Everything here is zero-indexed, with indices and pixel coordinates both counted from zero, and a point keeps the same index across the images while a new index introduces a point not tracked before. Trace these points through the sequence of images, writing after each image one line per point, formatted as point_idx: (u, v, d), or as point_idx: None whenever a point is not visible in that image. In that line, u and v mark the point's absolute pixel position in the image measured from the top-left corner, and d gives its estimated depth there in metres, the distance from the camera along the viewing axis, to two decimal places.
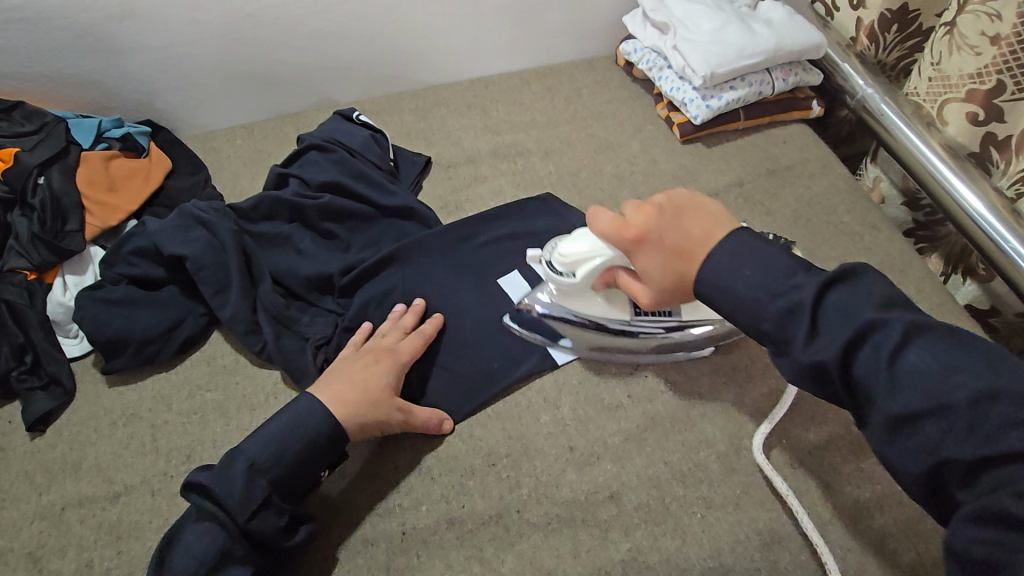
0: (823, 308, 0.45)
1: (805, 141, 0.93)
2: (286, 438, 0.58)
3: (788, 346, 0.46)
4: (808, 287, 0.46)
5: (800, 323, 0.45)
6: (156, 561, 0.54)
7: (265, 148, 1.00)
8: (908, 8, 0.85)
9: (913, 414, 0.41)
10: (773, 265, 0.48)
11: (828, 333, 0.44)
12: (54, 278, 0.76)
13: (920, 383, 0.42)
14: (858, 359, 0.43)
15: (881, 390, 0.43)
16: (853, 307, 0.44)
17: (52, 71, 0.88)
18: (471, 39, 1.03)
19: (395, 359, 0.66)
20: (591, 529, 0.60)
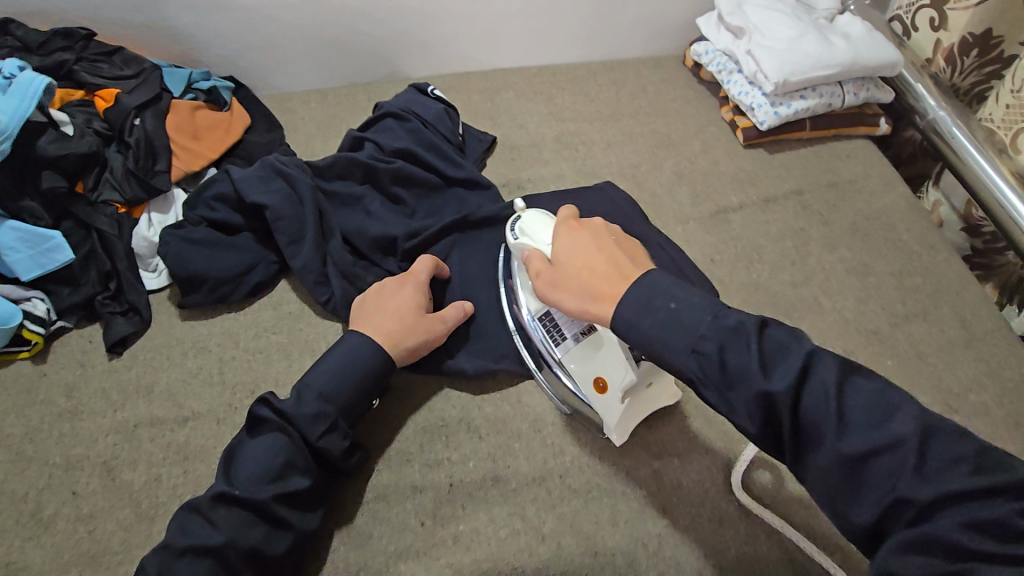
0: (847, 402, 0.40)
1: (869, 157, 0.93)
2: (350, 367, 0.62)
3: (740, 381, 0.42)
4: (751, 320, 0.43)
5: (823, 417, 0.40)
6: (220, 471, 0.57)
7: (338, 114, 1.04)
8: (991, 33, 0.85)
9: (866, 452, 0.39)
10: (782, 343, 0.43)
11: (779, 369, 0.42)
12: (141, 213, 0.81)
13: (934, 472, 0.38)
14: (809, 397, 0.41)
15: (894, 476, 0.38)
16: (788, 346, 0.43)
17: (152, 21, 0.93)
18: (545, 26, 1.06)
19: (415, 280, 0.70)
20: (630, 501, 0.63)
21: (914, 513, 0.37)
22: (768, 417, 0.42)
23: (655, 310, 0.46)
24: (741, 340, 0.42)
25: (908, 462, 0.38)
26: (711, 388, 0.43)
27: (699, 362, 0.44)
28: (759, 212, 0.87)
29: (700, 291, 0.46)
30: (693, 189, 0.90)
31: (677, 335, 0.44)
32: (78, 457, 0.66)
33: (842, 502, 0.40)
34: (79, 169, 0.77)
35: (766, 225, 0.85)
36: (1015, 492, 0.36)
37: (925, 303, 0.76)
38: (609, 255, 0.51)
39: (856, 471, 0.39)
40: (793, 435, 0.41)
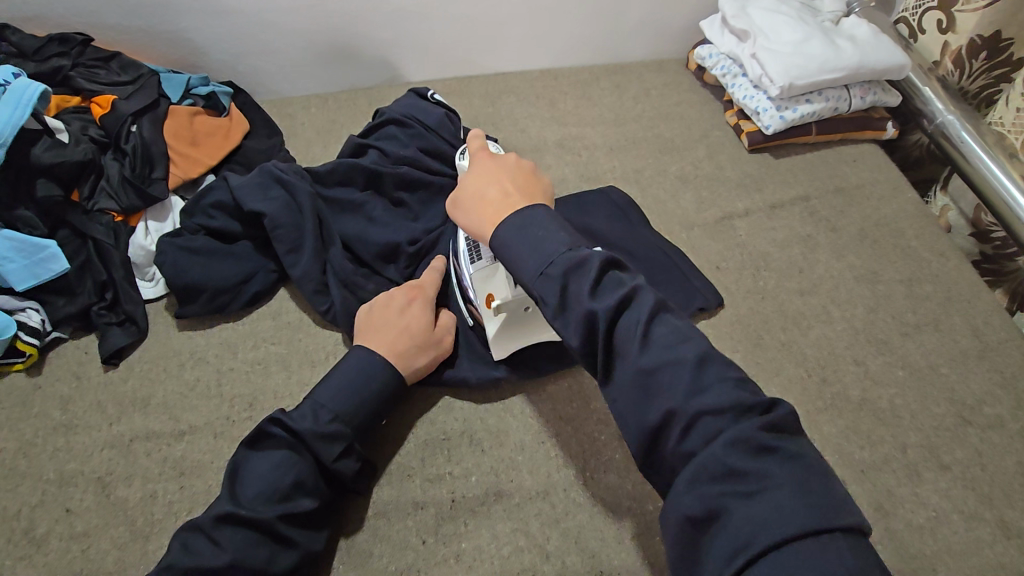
0: (654, 328, 0.42)
1: (876, 161, 0.92)
2: (360, 386, 0.61)
3: (572, 302, 0.44)
4: (594, 252, 0.45)
5: (631, 335, 0.42)
6: (225, 489, 0.55)
7: (337, 119, 1.02)
8: (1000, 35, 0.85)
9: (653, 368, 0.41)
10: (617, 278, 0.45)
11: (606, 294, 0.44)
12: (137, 222, 0.80)
13: (711, 390, 0.40)
14: (622, 320, 0.43)
15: (676, 391, 0.40)
16: (621, 279, 0.45)
17: (149, 26, 0.92)
18: (547, 30, 1.05)
19: (425, 296, 0.70)
20: (636, 516, 0.61)
21: (681, 425, 0.40)
22: (588, 335, 0.43)
23: (525, 235, 0.48)
24: (582, 268, 0.45)
25: (688, 380, 0.40)
26: (549, 307, 0.45)
27: (542, 282, 0.45)
28: (765, 218, 0.85)
29: (560, 224, 0.48)
30: (698, 195, 0.89)
31: (535, 258, 0.47)
32: (73, 473, 0.65)
33: (630, 415, 0.42)
34: (74, 177, 0.76)
35: (773, 232, 0.83)
36: (758, 411, 0.39)
37: (935, 311, 0.74)
38: (506, 185, 0.55)
39: (648, 385, 0.41)
40: (605, 352, 0.43)
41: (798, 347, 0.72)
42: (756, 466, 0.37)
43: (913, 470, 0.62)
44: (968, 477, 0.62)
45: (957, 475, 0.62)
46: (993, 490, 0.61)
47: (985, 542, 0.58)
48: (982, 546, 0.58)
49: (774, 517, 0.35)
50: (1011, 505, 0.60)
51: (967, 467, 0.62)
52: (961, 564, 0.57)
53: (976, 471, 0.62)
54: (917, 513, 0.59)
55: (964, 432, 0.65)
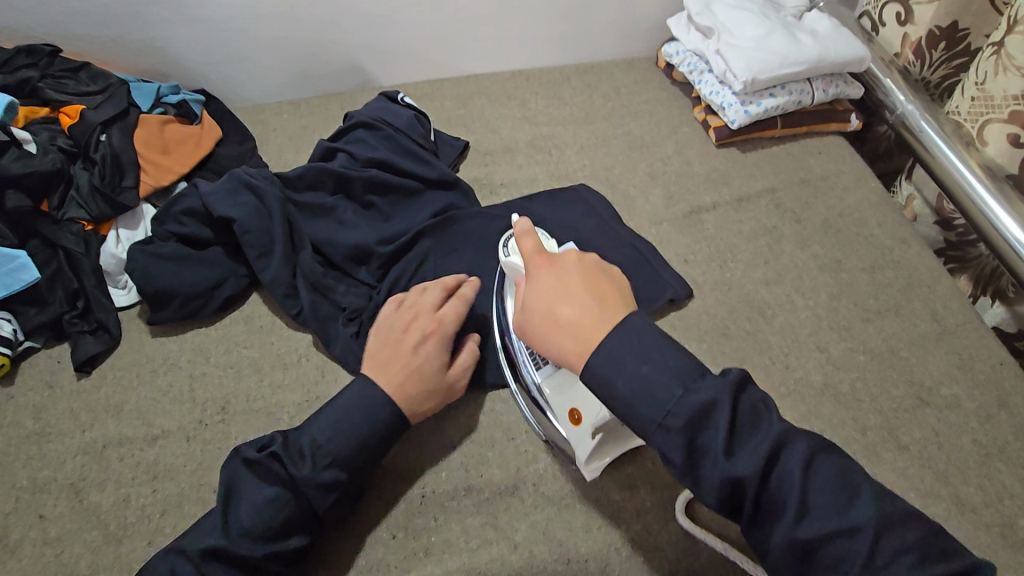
0: (811, 485, 0.43)
1: (840, 153, 0.94)
2: (362, 427, 0.59)
3: (703, 459, 0.44)
4: (719, 391, 0.44)
5: (784, 500, 0.43)
6: (220, 513, 0.56)
7: (310, 124, 1.03)
8: (958, 26, 0.85)
9: (821, 535, 0.42)
10: (752, 414, 0.45)
11: (745, 449, 0.43)
12: (108, 230, 0.80)
13: (884, 562, 0.41)
14: (774, 473, 0.43)
15: (848, 561, 0.41)
16: (758, 421, 0.45)
17: (118, 36, 0.92)
18: (517, 32, 1.06)
19: (441, 333, 0.65)
20: (603, 505, 0.62)
21: None
22: (800, 559, 0.43)
23: (633, 379, 0.46)
24: (711, 417, 0.43)
25: (858, 553, 0.41)
26: (679, 467, 0.44)
27: (666, 436, 0.44)
28: (732, 211, 0.86)
29: (674, 352, 0.46)
30: (666, 191, 0.90)
31: (651, 408, 0.45)
32: (45, 480, 0.65)
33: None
34: (43, 188, 0.77)
35: (739, 224, 0.85)
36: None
37: (897, 298, 0.76)
38: (584, 300, 0.50)
39: (808, 554, 0.42)
40: (752, 509, 0.44)
41: (763, 337, 0.73)
42: None
43: (873, 451, 0.64)
44: (926, 458, 0.63)
45: (915, 456, 0.63)
46: (949, 470, 0.62)
47: (942, 519, 0.59)
48: (938, 524, 0.59)
49: None
50: (966, 483, 0.62)
51: (926, 448, 0.64)
52: None
53: (934, 452, 0.64)
54: None
55: (921, 413, 0.66)
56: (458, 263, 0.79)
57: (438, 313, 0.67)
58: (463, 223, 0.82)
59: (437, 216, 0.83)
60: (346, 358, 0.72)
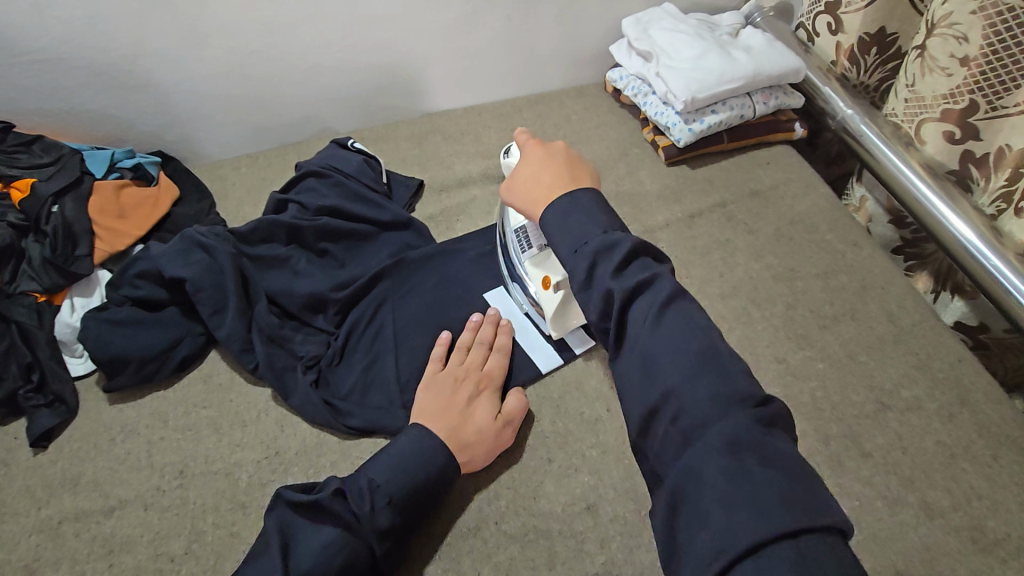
0: (670, 315, 0.45)
1: (788, 161, 0.95)
2: (410, 464, 0.58)
3: (597, 280, 0.47)
4: (628, 236, 0.48)
5: (640, 321, 0.45)
6: (274, 559, 0.53)
7: (268, 175, 1.04)
8: (885, 31, 0.88)
9: (662, 350, 0.44)
10: (646, 263, 0.48)
11: (629, 275, 0.47)
12: (62, 299, 0.80)
13: (702, 378, 0.42)
14: (638, 302, 0.46)
15: (672, 373, 0.43)
16: (650, 265, 0.48)
17: (70, 108, 0.94)
18: (465, 69, 1.08)
19: (493, 383, 0.68)
20: (567, 540, 0.60)
21: (674, 410, 0.42)
22: (641, 374, 0.44)
23: (564, 220, 0.51)
24: (612, 249, 0.48)
25: (683, 372, 0.42)
26: (576, 283, 0.48)
27: (576, 259, 0.48)
28: (685, 227, 0.87)
29: (603, 210, 0.51)
30: (620, 213, 0.91)
31: (569, 240, 0.50)
32: None
33: (628, 394, 0.45)
34: None
35: (693, 240, 0.85)
36: (755, 404, 0.41)
37: (852, 301, 0.76)
38: (557, 171, 0.56)
39: (649, 368, 0.44)
40: (618, 331, 0.47)
41: None
42: (746, 463, 0.37)
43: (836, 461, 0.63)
44: (891, 465, 0.62)
45: (879, 462, 0.62)
46: (914, 474, 0.62)
47: (909, 526, 0.58)
48: (906, 532, 0.58)
49: (758, 513, 0.35)
50: (931, 486, 0.61)
51: (889, 454, 0.63)
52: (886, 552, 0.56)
53: (897, 456, 0.63)
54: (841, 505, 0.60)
55: (881, 416, 0.66)
56: (414, 304, 0.79)
57: (486, 366, 0.69)
58: (418, 261, 0.83)
59: (391, 257, 0.84)
60: (305, 409, 0.71)
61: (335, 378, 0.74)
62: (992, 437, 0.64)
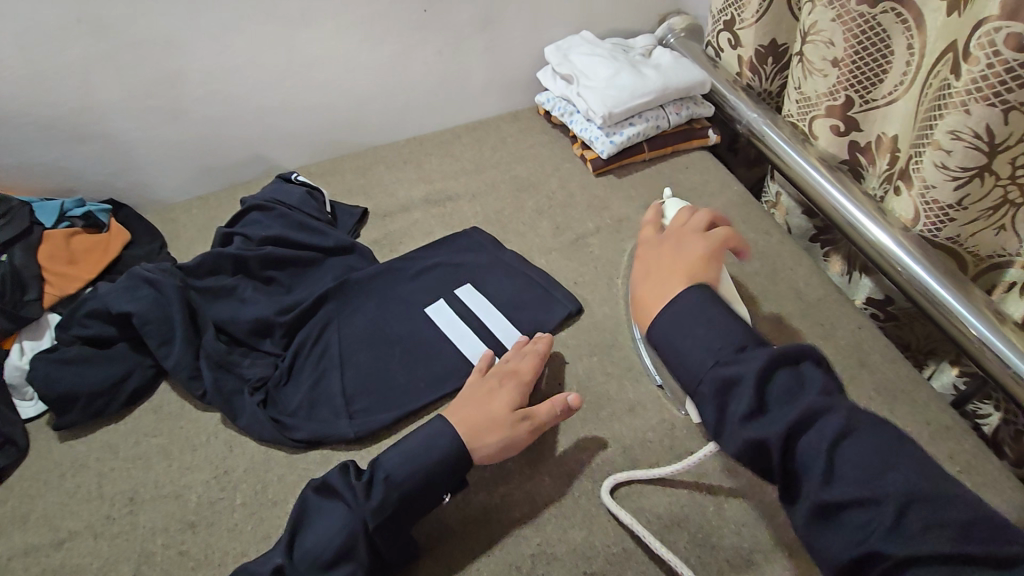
0: (843, 453, 0.47)
1: (706, 164, 1.02)
2: (419, 455, 0.60)
3: (726, 422, 0.51)
4: (750, 365, 0.51)
5: (813, 462, 0.47)
6: (287, 535, 0.59)
7: (219, 214, 1.08)
8: (777, 43, 0.98)
9: (844, 501, 0.46)
10: (785, 390, 0.51)
11: (771, 415, 0.49)
12: (12, 344, 0.82)
13: (910, 534, 0.43)
14: (802, 441, 0.48)
15: (870, 528, 0.45)
16: (793, 394, 0.50)
17: (19, 163, 0.97)
18: (404, 103, 1.15)
19: (520, 380, 0.68)
20: (504, 527, 0.63)
21: (883, 564, 0.44)
22: (829, 523, 0.47)
23: (680, 340, 0.56)
24: (734, 388, 0.51)
25: (881, 518, 0.44)
26: (710, 424, 0.52)
27: (699, 398, 0.53)
28: (614, 231, 0.93)
29: (721, 326, 0.55)
30: (553, 223, 0.96)
31: (688, 373, 0.55)
32: None
33: (824, 545, 0.47)
34: None
35: (621, 243, 0.91)
36: (978, 559, 0.42)
37: (762, 284, 0.80)
38: (681, 266, 0.64)
39: (832, 517, 0.46)
40: (786, 471, 0.49)
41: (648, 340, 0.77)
42: None
43: None
44: None
45: None
46: None
47: None
48: None
49: None
50: None
51: None
52: None
53: None
54: None
55: None
56: (360, 321, 0.83)
57: (517, 365, 0.70)
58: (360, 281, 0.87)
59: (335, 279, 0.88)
60: (253, 427, 0.74)
61: (282, 397, 0.77)
62: (891, 395, 0.68)
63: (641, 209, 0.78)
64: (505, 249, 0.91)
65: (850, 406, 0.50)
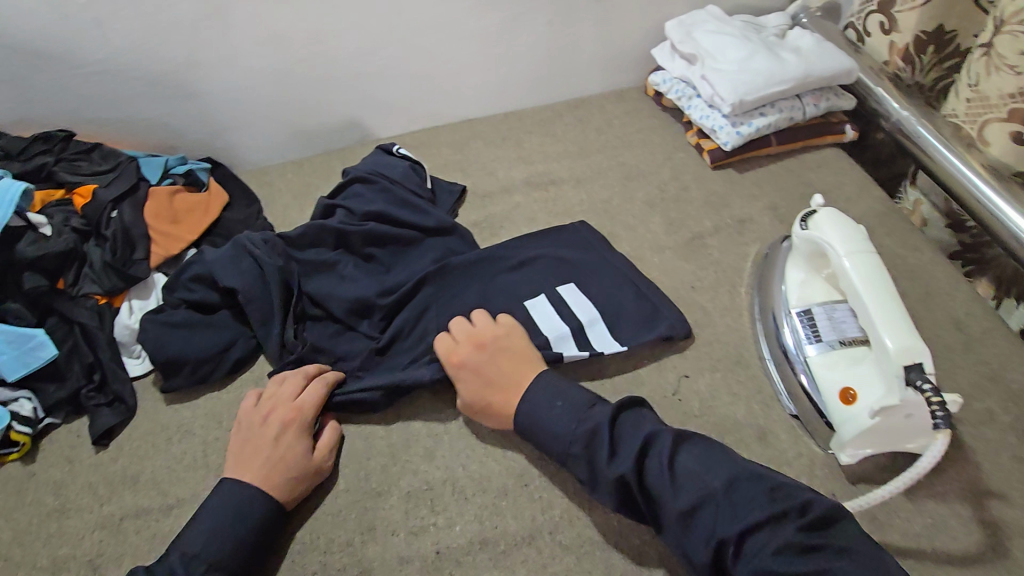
0: (678, 467, 0.53)
1: (839, 165, 0.93)
2: (222, 527, 0.57)
3: (597, 466, 0.56)
4: (599, 414, 0.58)
5: (660, 483, 0.53)
6: None
7: (314, 182, 1.06)
8: (944, 29, 0.86)
9: (691, 508, 0.51)
10: (631, 424, 0.57)
11: (624, 452, 0.55)
12: (121, 302, 0.82)
13: (745, 511, 0.50)
14: (649, 468, 0.54)
15: (715, 522, 0.50)
16: (637, 425, 0.57)
17: (127, 117, 0.97)
18: (505, 75, 1.08)
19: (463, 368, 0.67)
20: (624, 553, 0.59)
21: (733, 548, 0.49)
22: (689, 531, 0.51)
23: (545, 410, 0.60)
24: (597, 436, 0.56)
25: (729, 510, 0.50)
26: (585, 479, 0.57)
27: (574, 460, 0.57)
28: (735, 233, 0.86)
29: (568, 389, 0.61)
30: (666, 219, 0.90)
31: (555, 438, 0.59)
32: (65, 557, 0.66)
33: (689, 548, 0.51)
34: (58, 267, 0.80)
35: (744, 247, 0.84)
36: (794, 513, 0.49)
37: (916, 308, 0.73)
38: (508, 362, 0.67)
39: (688, 522, 0.51)
40: (645, 499, 0.54)
41: None
42: None
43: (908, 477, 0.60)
44: (967, 480, 0.59)
45: (954, 478, 0.59)
46: (989, 488, 0.59)
47: (988, 546, 0.55)
48: (986, 554, 0.55)
49: None
50: (1011, 505, 0.58)
51: (962, 469, 0.60)
52: (963, 571, 0.54)
53: (974, 470, 0.60)
54: (913, 521, 0.57)
55: (955, 433, 0.63)
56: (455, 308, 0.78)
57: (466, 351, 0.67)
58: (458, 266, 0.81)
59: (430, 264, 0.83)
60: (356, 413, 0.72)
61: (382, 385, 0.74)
62: None
63: (800, 221, 0.70)
64: (620, 254, 0.82)
65: (674, 427, 0.57)
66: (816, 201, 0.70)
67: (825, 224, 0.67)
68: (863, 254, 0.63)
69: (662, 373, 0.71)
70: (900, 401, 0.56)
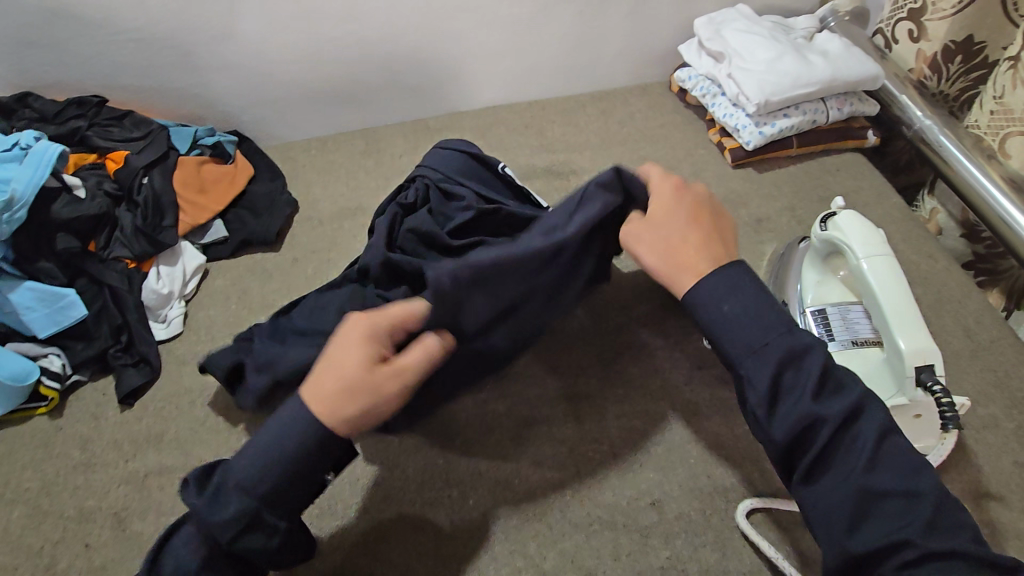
0: (883, 448, 0.47)
1: (859, 170, 0.94)
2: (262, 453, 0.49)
3: (782, 400, 0.49)
4: (820, 354, 0.51)
5: (857, 452, 0.47)
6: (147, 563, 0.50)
7: (337, 159, 1.07)
8: (972, 40, 0.86)
9: (885, 490, 0.46)
10: (840, 381, 0.50)
11: (830, 401, 0.49)
12: (150, 267, 0.85)
13: (943, 533, 0.45)
14: (847, 434, 0.48)
15: (902, 519, 0.45)
16: (849, 385, 0.50)
17: (159, 86, 0.98)
18: (532, 63, 1.09)
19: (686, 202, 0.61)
20: (631, 533, 0.61)
21: (913, 554, 0.44)
22: (855, 513, 0.46)
23: (738, 314, 0.53)
24: (802, 363, 0.50)
25: (920, 516, 0.45)
26: (761, 394, 0.50)
27: (757, 364, 0.50)
28: (752, 232, 0.88)
29: (770, 306, 0.53)
30: None
31: (747, 339, 0.52)
32: (91, 509, 0.68)
33: (835, 527, 0.47)
34: (91, 229, 0.82)
35: (760, 246, 0.86)
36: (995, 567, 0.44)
37: (927, 314, 0.75)
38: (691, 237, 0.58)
39: (862, 504, 0.46)
40: (814, 458, 0.48)
41: None
42: None
43: None
44: (967, 481, 0.61)
45: (954, 479, 0.62)
46: (989, 490, 0.61)
47: None
48: None
49: None
50: (1009, 508, 0.60)
51: (963, 471, 0.62)
52: None
53: (974, 473, 0.62)
54: None
55: (958, 437, 0.65)
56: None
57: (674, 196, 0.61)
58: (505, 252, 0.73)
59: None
60: None
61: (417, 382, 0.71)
62: None
63: (819, 222, 0.72)
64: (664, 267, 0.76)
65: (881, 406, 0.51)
66: (836, 203, 0.71)
67: (846, 223, 0.68)
68: (881, 256, 0.65)
69: (676, 365, 0.74)
70: (909, 401, 0.59)
